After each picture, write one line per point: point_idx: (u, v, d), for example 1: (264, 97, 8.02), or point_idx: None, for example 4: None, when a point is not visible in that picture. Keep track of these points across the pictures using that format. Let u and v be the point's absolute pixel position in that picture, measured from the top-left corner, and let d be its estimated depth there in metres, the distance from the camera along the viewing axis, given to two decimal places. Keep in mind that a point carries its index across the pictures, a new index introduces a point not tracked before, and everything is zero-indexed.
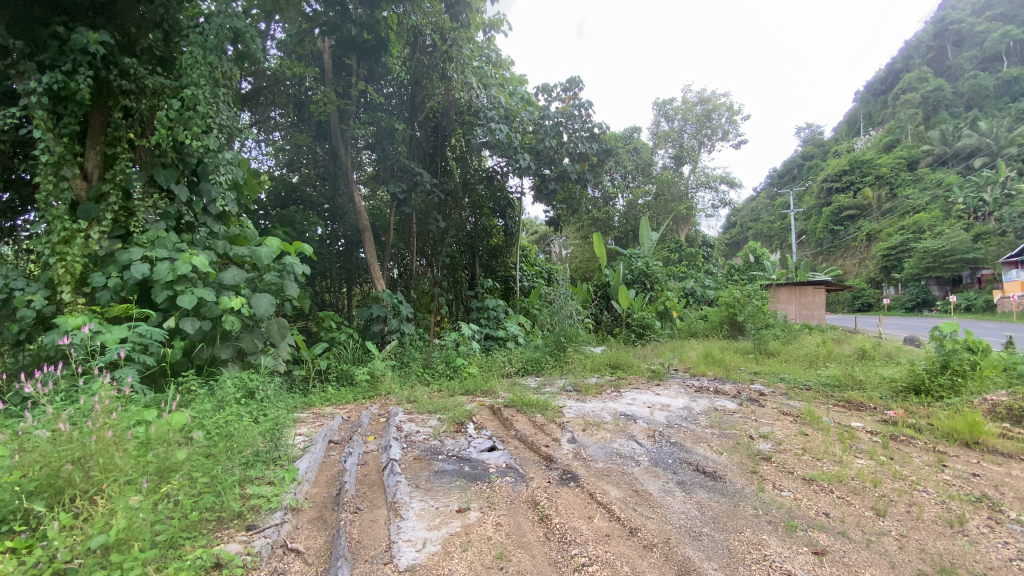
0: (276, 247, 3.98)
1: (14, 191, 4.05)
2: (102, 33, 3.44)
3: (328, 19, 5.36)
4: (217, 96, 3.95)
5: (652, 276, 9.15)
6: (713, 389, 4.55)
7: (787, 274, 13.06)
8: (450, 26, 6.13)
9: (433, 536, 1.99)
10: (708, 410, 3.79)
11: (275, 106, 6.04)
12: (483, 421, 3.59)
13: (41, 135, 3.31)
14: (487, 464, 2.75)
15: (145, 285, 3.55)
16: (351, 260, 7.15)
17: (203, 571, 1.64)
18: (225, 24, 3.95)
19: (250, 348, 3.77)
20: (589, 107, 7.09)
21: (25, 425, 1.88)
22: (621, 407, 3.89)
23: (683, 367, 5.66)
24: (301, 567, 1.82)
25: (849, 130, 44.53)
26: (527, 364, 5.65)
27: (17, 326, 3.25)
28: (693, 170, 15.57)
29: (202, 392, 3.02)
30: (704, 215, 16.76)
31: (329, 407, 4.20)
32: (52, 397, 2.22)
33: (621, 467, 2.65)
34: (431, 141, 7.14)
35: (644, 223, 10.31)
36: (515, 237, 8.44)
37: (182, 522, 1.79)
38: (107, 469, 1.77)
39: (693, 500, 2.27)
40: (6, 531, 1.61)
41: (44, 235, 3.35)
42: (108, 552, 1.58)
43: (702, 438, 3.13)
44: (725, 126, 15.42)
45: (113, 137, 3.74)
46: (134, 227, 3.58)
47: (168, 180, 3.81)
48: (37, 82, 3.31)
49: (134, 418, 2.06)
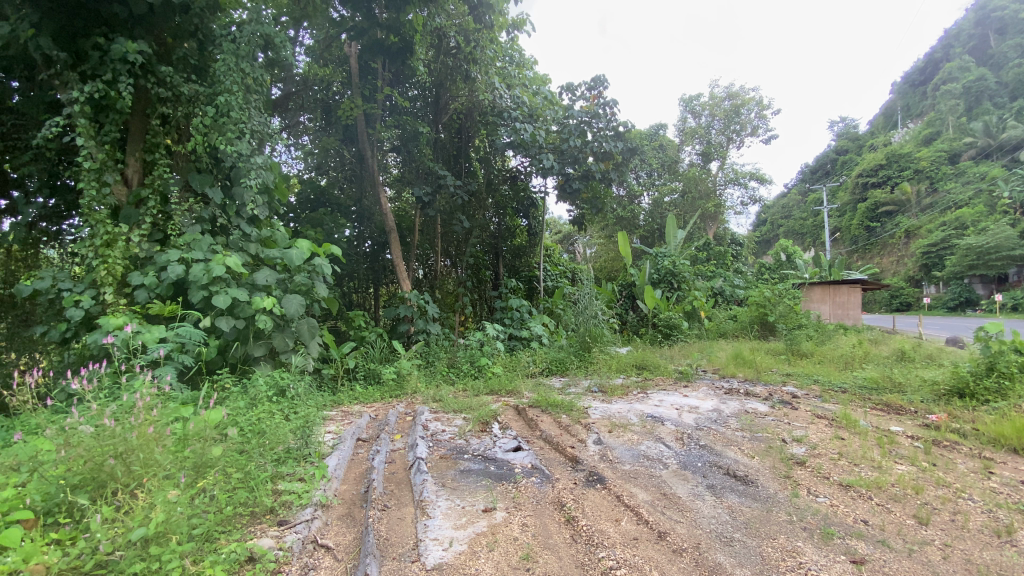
0: (307, 248, 4.07)
1: (59, 197, 4.28)
2: (141, 43, 3.58)
3: (354, 24, 5.42)
4: (250, 102, 4.06)
5: (679, 275, 8.98)
6: (744, 390, 4.44)
7: (821, 273, 12.61)
8: (473, 27, 6.10)
9: (460, 535, 1.99)
10: (738, 413, 3.70)
11: (304, 111, 6.16)
12: (508, 421, 3.59)
13: (84, 143, 3.48)
14: (513, 464, 2.74)
15: (182, 286, 3.68)
16: (378, 261, 7.25)
17: (237, 564, 1.69)
18: (256, 32, 4.04)
19: (282, 347, 3.84)
20: (614, 106, 7.02)
21: (72, 420, 1.97)
22: (648, 408, 3.85)
23: (712, 369, 5.54)
24: (331, 563, 1.85)
25: (885, 123, 42.84)
26: (552, 364, 5.62)
27: (63, 325, 3.40)
28: (721, 167, 15.20)
29: (236, 390, 3.09)
30: (733, 213, 16.37)
31: (357, 406, 4.25)
32: (95, 394, 2.31)
33: (649, 469, 2.61)
34: (454, 142, 7.20)
35: (671, 222, 10.14)
36: (539, 237, 8.41)
37: (217, 516, 1.85)
38: (147, 464, 1.85)
39: (723, 504, 2.22)
40: (52, 523, 1.68)
41: (88, 239, 3.51)
42: (148, 544, 1.64)
43: (732, 441, 3.06)
44: (754, 122, 15.01)
45: (152, 143, 3.89)
46: (171, 231, 3.71)
47: (203, 184, 3.94)
48: (79, 91, 3.47)
49: (172, 415, 2.17)
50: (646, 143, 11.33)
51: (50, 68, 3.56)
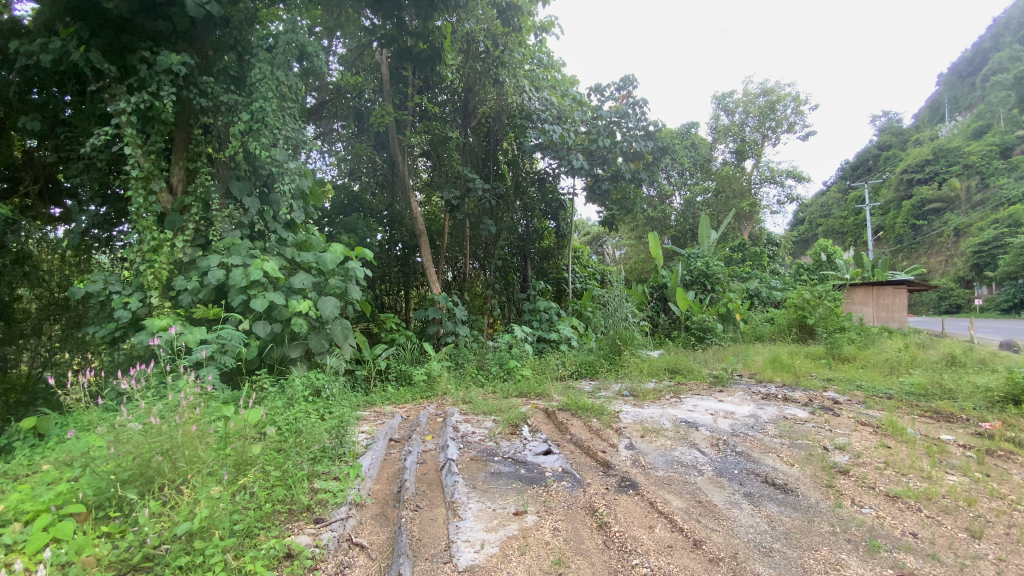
0: (340, 253, 4.18)
1: (110, 205, 4.48)
2: (183, 55, 3.73)
3: (385, 32, 5.35)
4: (284, 111, 4.14)
5: (713, 276, 8.76)
6: (782, 396, 4.30)
7: (863, 274, 12.06)
8: (502, 31, 6.12)
9: (491, 537, 1.99)
10: (777, 419, 3.58)
11: (337, 118, 6.35)
12: (538, 424, 3.58)
13: (132, 152, 3.65)
14: (543, 468, 2.72)
15: (223, 290, 3.82)
16: (408, 265, 7.36)
17: (276, 560, 1.74)
18: (292, 42, 4.15)
19: (317, 348, 3.95)
20: (643, 105, 6.93)
21: (121, 418, 2.06)
22: (681, 413, 3.76)
23: (748, 373, 5.38)
24: (366, 562, 1.88)
25: (932, 116, 40.83)
26: (581, 367, 5.58)
27: (112, 326, 3.57)
28: (756, 165, 14.76)
29: (274, 390, 3.18)
30: (769, 212, 15.89)
31: (389, 406, 4.32)
32: (142, 393, 2.41)
33: (683, 476, 2.55)
34: (482, 145, 7.25)
35: (703, 222, 9.92)
36: (567, 239, 8.35)
37: (257, 513, 1.90)
38: (191, 461, 1.93)
39: (762, 513, 2.15)
40: (103, 516, 1.78)
41: (136, 244, 3.69)
42: (192, 538, 1.70)
43: (770, 448, 2.96)
44: (791, 118, 14.51)
45: (194, 152, 4.06)
46: (212, 236, 3.86)
47: (243, 191, 4.08)
48: (126, 102, 3.65)
49: (214, 414, 2.25)
50: (677, 142, 11.10)
51: (100, 81, 3.76)
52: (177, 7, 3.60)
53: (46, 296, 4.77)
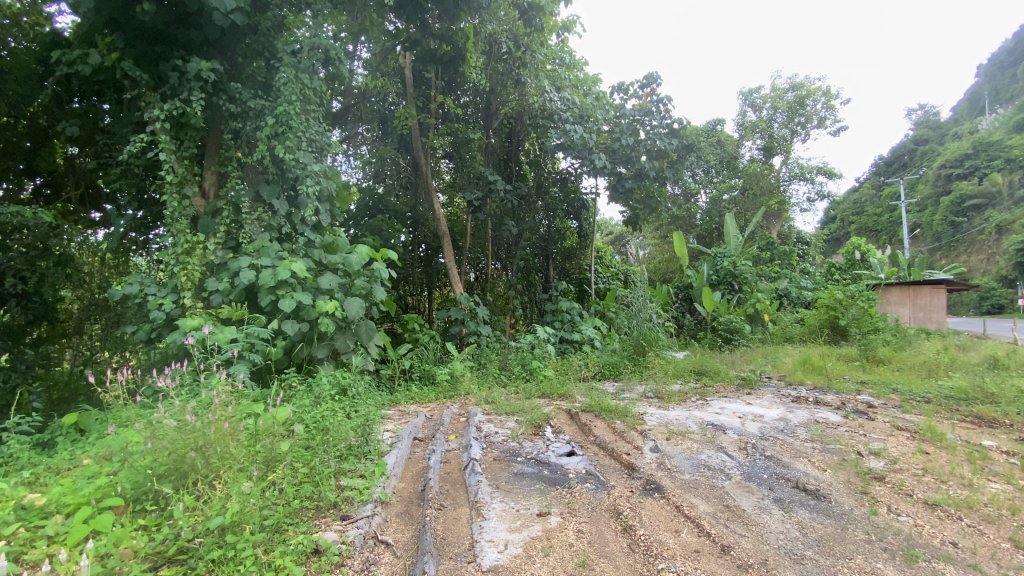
0: (365, 254, 4.26)
1: (147, 209, 4.57)
2: (213, 62, 3.84)
3: (409, 35, 5.41)
4: (308, 114, 4.20)
5: (740, 276, 8.58)
6: (813, 399, 4.18)
7: (899, 274, 11.62)
8: (524, 32, 6.12)
9: (514, 538, 1.99)
10: (808, 423, 3.47)
11: (362, 122, 6.53)
12: (561, 425, 3.56)
13: (166, 158, 3.80)
14: (567, 469, 2.71)
15: (252, 291, 3.92)
16: (431, 266, 7.42)
17: (304, 555, 1.77)
18: (317, 48, 4.22)
19: (343, 348, 4.03)
20: (667, 103, 6.84)
21: (158, 414, 2.14)
22: (708, 416, 3.69)
23: (778, 375, 5.24)
24: (391, 559, 1.90)
25: (972, 108, 39.15)
26: (604, 368, 5.53)
27: (148, 326, 3.70)
28: (785, 162, 14.37)
29: (301, 389, 3.24)
30: (799, 210, 15.44)
31: (413, 405, 4.36)
32: (178, 391, 2.48)
33: (710, 480, 2.50)
34: (504, 146, 7.27)
35: (730, 221, 9.73)
36: (590, 239, 8.29)
37: (285, 509, 1.94)
38: (223, 457, 1.99)
39: (793, 519, 2.09)
40: (140, 509, 1.85)
41: (171, 247, 3.83)
42: (224, 533, 1.75)
43: (801, 452, 2.88)
44: (821, 113, 14.09)
45: (225, 157, 4.18)
46: (242, 238, 3.96)
47: (271, 195, 4.16)
48: (160, 109, 3.78)
49: (246, 411, 2.32)
50: (702, 139, 10.88)
51: (134, 89, 3.90)
52: (207, 16, 3.71)
53: (87, 296, 4.98)
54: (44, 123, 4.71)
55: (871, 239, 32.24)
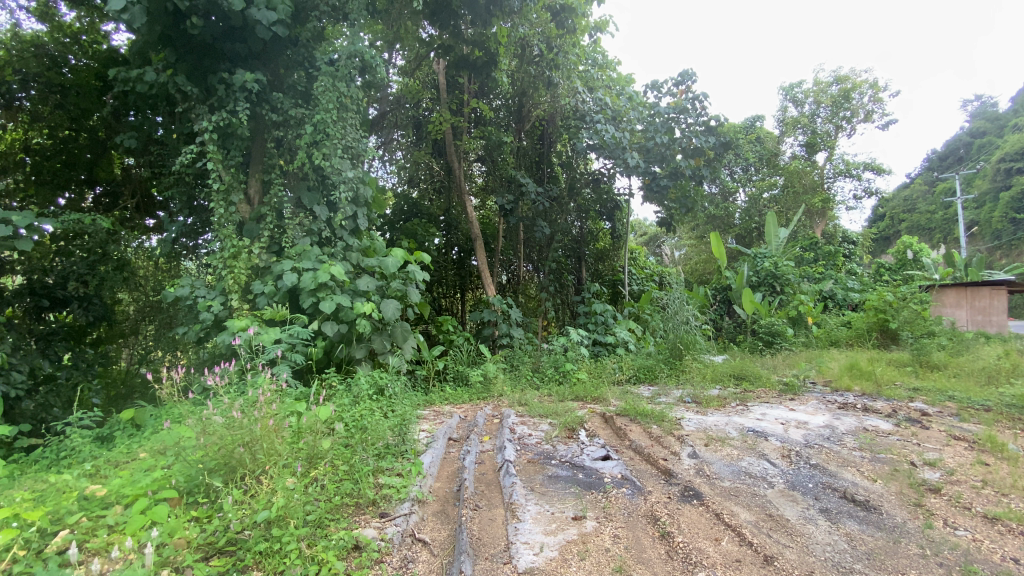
0: (401, 257, 4.41)
1: (196, 216, 4.77)
2: (256, 73, 3.99)
3: (442, 42, 5.52)
4: (345, 121, 4.32)
5: (782, 277, 8.37)
6: (862, 406, 3.99)
7: (955, 274, 10.93)
8: (557, 33, 6.08)
9: (550, 540, 1.99)
10: (856, 430, 3.33)
11: (398, 128, 6.71)
12: (595, 428, 3.52)
13: (214, 167, 3.98)
14: (602, 474, 2.68)
15: (294, 293, 4.06)
16: (464, 268, 7.49)
17: (345, 550, 1.81)
18: (354, 56, 4.32)
19: (380, 349, 4.17)
20: (703, 99, 6.69)
21: (209, 411, 2.24)
22: (749, 422, 3.58)
23: (823, 381, 5.04)
24: (428, 558, 1.93)
25: None
26: (639, 372, 5.44)
27: (198, 328, 3.89)
28: (829, 159, 13.78)
29: (341, 388, 3.33)
30: (844, 208, 14.78)
31: (448, 406, 4.43)
32: (227, 389, 2.59)
33: (751, 488, 2.43)
34: (537, 148, 7.29)
35: (771, 220, 9.47)
36: (623, 240, 8.20)
37: (328, 505, 2.00)
38: (269, 454, 2.07)
39: (840, 531, 2.00)
40: (192, 502, 1.95)
41: (218, 251, 4.01)
42: (270, 526, 1.82)
43: (849, 461, 2.76)
44: (868, 107, 13.44)
45: (269, 165, 4.35)
46: (285, 243, 4.10)
47: (312, 201, 4.30)
48: (209, 120, 3.96)
49: (289, 409, 2.40)
50: (740, 135, 10.57)
51: (185, 102, 4.10)
52: (251, 30, 3.88)
53: (142, 298, 5.29)
54: (102, 135, 5.03)
55: (924, 237, 30.58)
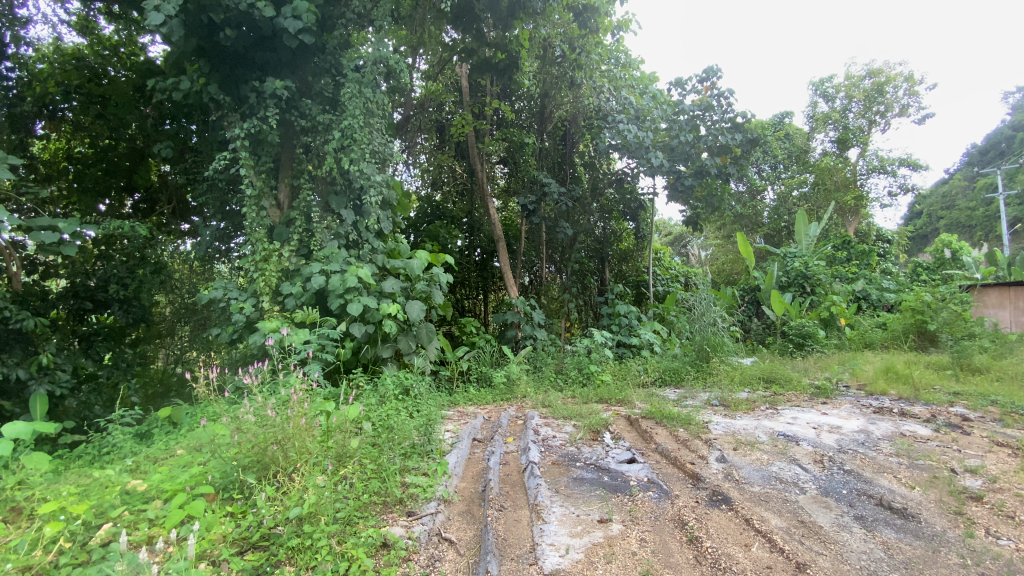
0: (425, 259, 4.48)
1: (229, 221, 4.89)
2: (285, 80, 4.09)
3: (465, 45, 5.56)
4: (371, 126, 4.40)
5: (813, 277, 8.16)
6: (898, 410, 3.85)
7: (999, 274, 10.43)
8: (579, 34, 6.01)
9: (576, 543, 1.99)
10: (892, 436, 3.22)
11: (421, 132, 6.79)
12: (621, 431, 3.49)
13: (246, 172, 4.10)
14: (627, 477, 2.66)
15: (322, 295, 4.14)
16: (487, 270, 7.52)
17: (374, 548, 1.85)
18: (379, 62, 4.38)
19: (406, 349, 4.25)
20: (729, 96, 6.58)
21: (243, 409, 2.32)
22: (779, 426, 3.50)
23: (857, 384, 4.87)
24: (455, 557, 1.95)
25: None
26: (665, 374, 5.38)
27: (231, 329, 4.02)
28: (862, 155, 13.34)
29: (368, 388, 3.40)
30: (878, 206, 14.27)
31: (472, 407, 4.46)
32: (260, 388, 2.66)
33: (782, 493, 2.37)
34: (559, 149, 7.29)
35: (801, 218, 9.26)
36: (647, 240, 8.12)
37: (356, 503, 2.04)
38: (301, 452, 2.13)
39: (876, 539, 1.94)
40: (228, 497, 2.02)
41: (250, 255, 4.12)
42: (302, 523, 1.87)
43: (885, 467, 2.67)
44: (902, 100, 12.98)
45: (298, 170, 4.45)
46: (314, 246, 4.19)
47: (339, 205, 4.39)
48: (240, 128, 4.08)
49: (319, 408, 2.46)
50: (768, 131, 10.33)
51: (218, 111, 4.23)
52: (280, 38, 3.98)
53: (178, 300, 5.48)
54: (140, 144, 5.20)
55: (964, 235, 29.30)
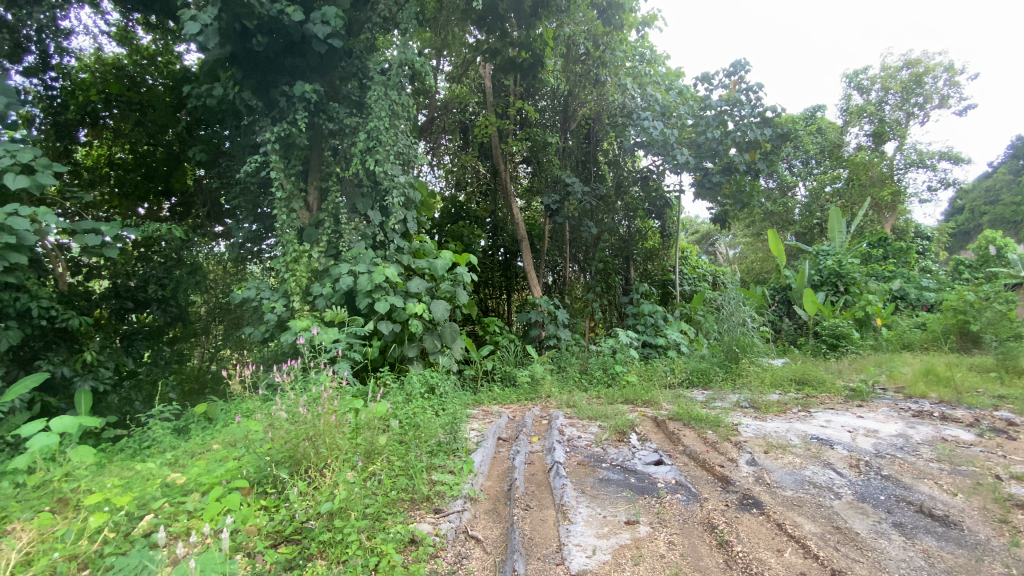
0: (449, 259, 4.52)
1: (261, 223, 5.02)
2: (314, 84, 4.19)
3: (489, 45, 5.57)
4: (397, 127, 4.46)
5: (847, 276, 7.91)
6: (939, 415, 3.69)
7: None
8: (603, 31, 5.99)
9: (603, 544, 1.98)
10: (932, 440, 3.09)
11: (446, 133, 6.87)
12: (648, 433, 3.45)
13: (276, 175, 4.20)
14: (654, 478, 2.63)
15: (351, 295, 4.22)
16: (511, 270, 7.53)
17: (402, 543, 1.88)
18: (404, 64, 4.46)
19: (431, 348, 4.29)
20: (758, 90, 6.42)
21: (276, 406, 2.38)
22: (812, 429, 3.40)
23: (894, 387, 4.69)
24: (482, 555, 1.97)
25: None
26: (692, 375, 5.29)
27: (263, 328, 4.13)
28: (900, 149, 12.82)
29: (395, 386, 3.45)
30: (917, 201, 13.71)
31: (496, 406, 4.48)
32: (292, 385, 2.73)
33: (816, 498, 2.31)
34: (582, 148, 7.26)
35: (834, 215, 9.04)
36: (674, 238, 7.99)
37: (384, 499, 2.07)
38: (331, 448, 2.18)
39: (916, 547, 1.88)
40: (261, 491, 2.08)
41: (282, 256, 4.23)
42: (333, 517, 1.91)
43: (925, 473, 2.57)
44: (942, 91, 12.47)
45: (326, 173, 4.54)
46: (342, 247, 4.27)
47: (366, 206, 4.46)
48: (271, 132, 4.18)
49: (349, 405, 2.51)
50: (798, 126, 10.05)
51: (251, 115, 4.36)
52: (309, 44, 4.08)
53: (213, 300, 5.52)
54: (177, 149, 5.38)
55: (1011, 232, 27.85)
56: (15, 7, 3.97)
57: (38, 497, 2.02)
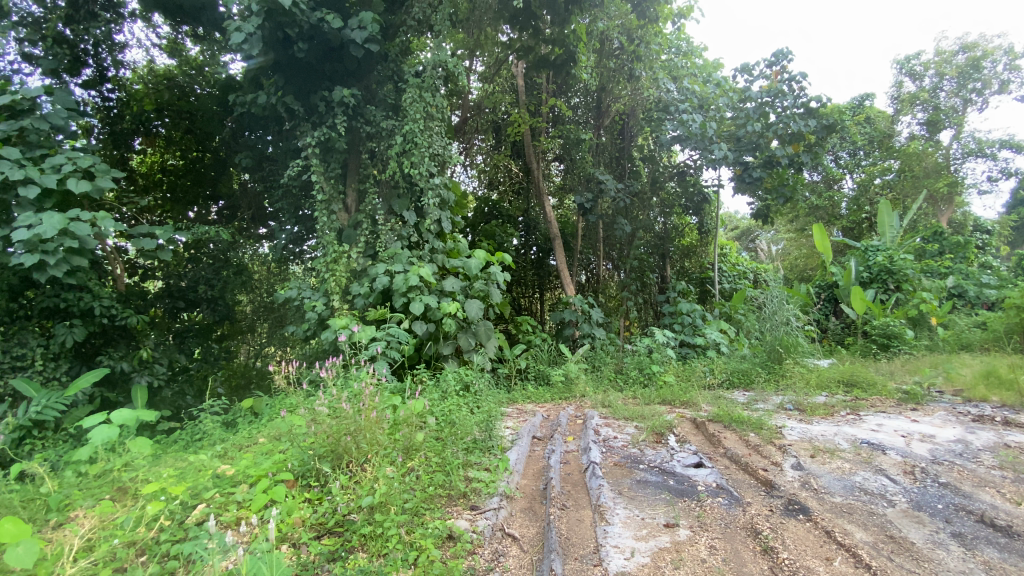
0: (483, 258, 4.54)
1: (302, 224, 5.19)
2: (352, 88, 4.29)
3: (521, 44, 5.57)
4: (432, 129, 4.52)
5: (898, 273, 7.50)
6: (1003, 420, 3.46)
7: None
8: (637, 25, 5.83)
9: (641, 546, 1.95)
10: (996, 447, 2.90)
11: (478, 133, 6.90)
12: (686, 434, 3.39)
13: (317, 179, 4.33)
14: (695, 481, 2.57)
15: (388, 294, 4.31)
16: (544, 268, 7.53)
17: (440, 538, 1.90)
18: (438, 66, 4.50)
19: (466, 346, 4.34)
20: (801, 79, 6.17)
21: (319, 402, 2.45)
22: (862, 433, 3.25)
23: (953, 390, 4.43)
24: (518, 552, 1.98)
25: None
26: (733, 376, 5.13)
27: (305, 326, 4.26)
28: (957, 137, 12.07)
29: (430, 383, 3.50)
30: (976, 192, 12.86)
31: (531, 404, 4.49)
32: (334, 381, 2.80)
33: (867, 505, 2.21)
34: (616, 144, 7.17)
35: (884, 208, 8.64)
36: (711, 235, 7.78)
37: (423, 494, 2.10)
38: (372, 444, 2.24)
39: (977, 558, 1.77)
40: (305, 484, 2.15)
41: (322, 256, 4.35)
42: (373, 511, 1.96)
43: (987, 481, 2.42)
44: (1003, 75, 11.68)
45: (363, 175, 4.65)
46: (379, 247, 4.37)
47: (402, 207, 4.55)
48: (312, 136, 4.32)
49: (388, 402, 2.57)
50: (845, 116, 9.60)
51: (292, 120, 4.49)
52: (347, 49, 4.19)
53: (257, 299, 5.66)
54: (223, 154, 5.62)
55: None
56: (75, 23, 4.25)
57: (100, 486, 2.15)
